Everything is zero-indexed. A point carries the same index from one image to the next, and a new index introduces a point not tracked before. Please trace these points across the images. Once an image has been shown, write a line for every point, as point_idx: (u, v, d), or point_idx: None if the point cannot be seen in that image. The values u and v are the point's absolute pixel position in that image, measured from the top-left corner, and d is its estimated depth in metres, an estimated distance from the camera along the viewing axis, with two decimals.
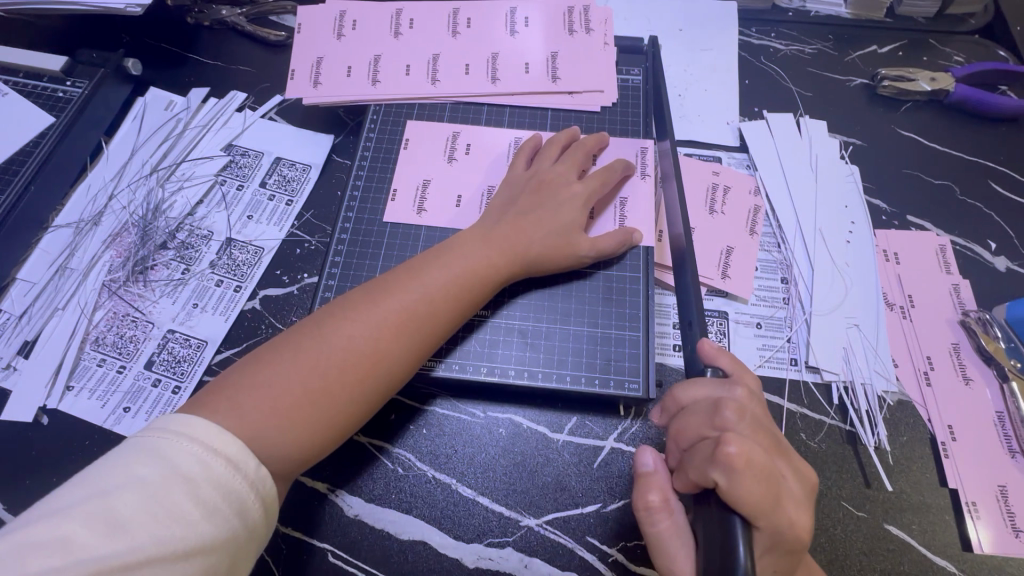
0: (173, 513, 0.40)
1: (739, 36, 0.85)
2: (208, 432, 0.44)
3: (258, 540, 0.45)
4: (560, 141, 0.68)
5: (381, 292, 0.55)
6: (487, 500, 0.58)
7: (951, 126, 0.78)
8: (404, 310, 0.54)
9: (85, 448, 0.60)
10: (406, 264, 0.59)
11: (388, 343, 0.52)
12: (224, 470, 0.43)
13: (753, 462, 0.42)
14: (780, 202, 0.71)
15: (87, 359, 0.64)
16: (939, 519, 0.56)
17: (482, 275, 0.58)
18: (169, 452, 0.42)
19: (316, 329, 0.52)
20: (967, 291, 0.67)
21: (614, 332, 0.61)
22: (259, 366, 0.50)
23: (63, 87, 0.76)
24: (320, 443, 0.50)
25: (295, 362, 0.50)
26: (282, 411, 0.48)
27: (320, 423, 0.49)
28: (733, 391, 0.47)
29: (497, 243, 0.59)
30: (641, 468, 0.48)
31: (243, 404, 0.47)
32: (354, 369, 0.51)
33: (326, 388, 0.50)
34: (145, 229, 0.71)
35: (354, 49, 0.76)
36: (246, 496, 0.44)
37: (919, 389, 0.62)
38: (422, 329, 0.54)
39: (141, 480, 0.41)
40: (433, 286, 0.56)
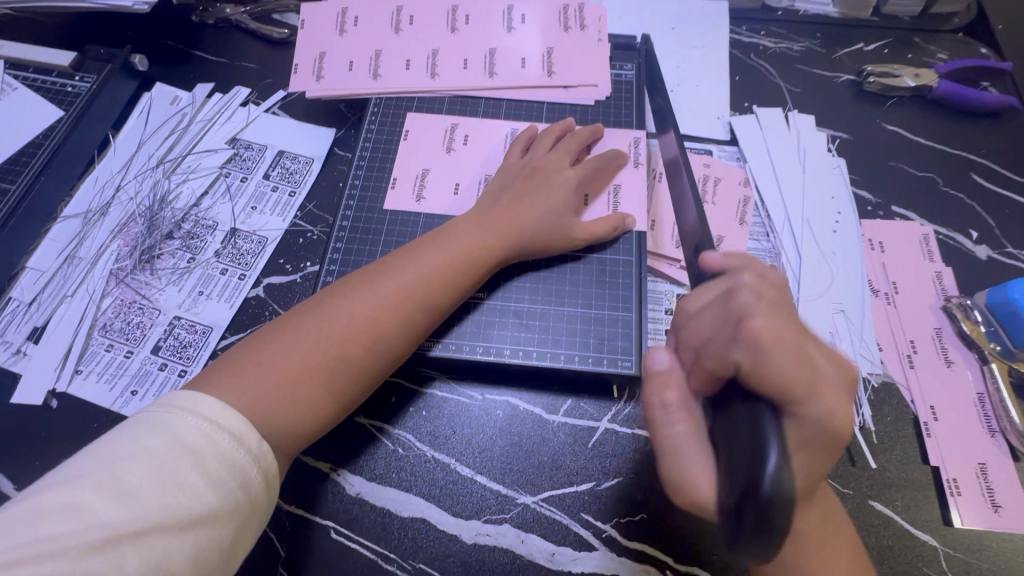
0: (180, 483, 0.42)
1: (729, 34, 0.87)
2: (211, 408, 0.46)
3: (260, 514, 0.47)
4: (555, 131, 0.70)
5: (377, 275, 0.57)
6: (485, 478, 0.60)
7: (935, 121, 0.80)
8: (400, 291, 0.56)
9: (93, 430, 0.62)
10: (401, 249, 0.61)
11: (385, 322, 0.55)
12: (228, 444, 0.45)
13: (783, 334, 0.38)
14: (768, 193, 0.74)
15: (95, 344, 0.66)
16: (921, 495, 0.58)
17: (476, 258, 0.60)
18: (175, 426, 0.44)
19: (316, 309, 0.55)
20: (949, 278, 0.69)
21: (607, 316, 0.63)
22: (262, 344, 0.52)
23: (71, 82, 0.78)
24: (320, 417, 0.52)
25: (296, 340, 0.52)
26: (284, 386, 0.50)
27: (319, 398, 0.52)
28: (740, 298, 0.41)
29: (488, 228, 0.61)
30: (654, 367, 0.44)
31: (247, 379, 0.49)
32: (353, 346, 0.53)
33: (326, 364, 0.52)
34: (151, 220, 0.73)
35: (356, 45, 0.78)
36: (248, 468, 0.45)
37: (903, 371, 0.64)
38: (417, 308, 0.57)
39: (149, 452, 0.42)
40: (427, 268, 0.58)
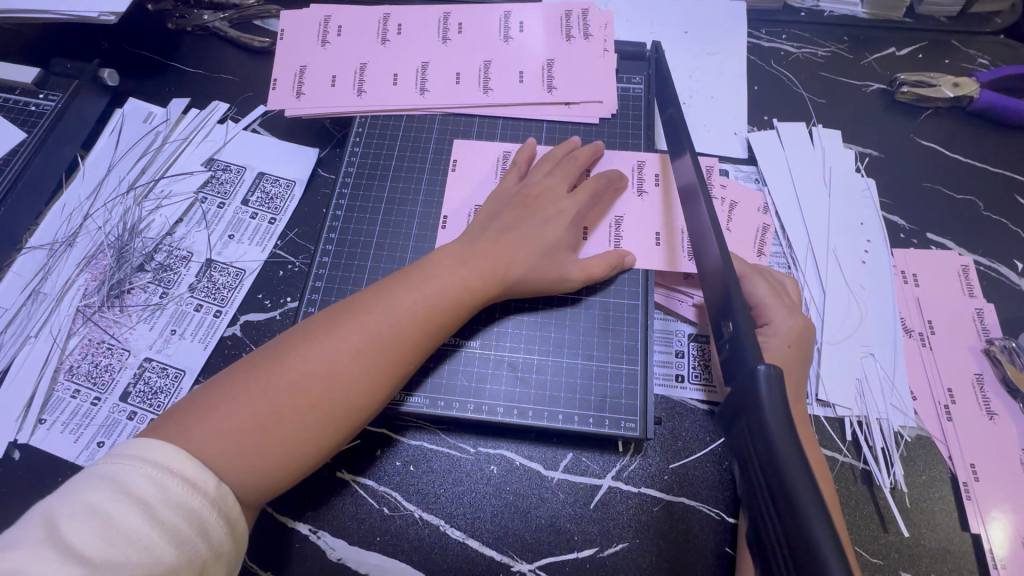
0: (130, 537, 0.37)
1: (748, 39, 0.80)
2: (164, 453, 0.41)
3: (226, 561, 0.41)
4: (556, 154, 0.64)
5: (353, 309, 0.51)
6: (476, 543, 0.55)
7: (975, 136, 0.73)
8: (368, 329, 0.50)
9: (57, 485, 0.57)
10: (375, 283, 0.55)
11: (352, 363, 0.49)
12: (182, 489, 0.40)
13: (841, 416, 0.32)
14: (789, 220, 0.67)
15: (60, 389, 0.62)
16: (958, 567, 0.53)
17: (461, 291, 0.54)
18: (121, 475, 0.39)
19: (281, 348, 0.49)
20: (991, 316, 0.62)
21: (611, 365, 0.58)
22: (221, 387, 0.46)
23: (36, 100, 0.73)
24: (279, 472, 0.45)
25: (257, 383, 0.46)
26: (238, 435, 0.44)
27: (279, 450, 0.45)
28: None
29: (473, 264, 0.55)
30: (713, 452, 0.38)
31: (198, 427, 0.43)
32: (318, 391, 0.47)
33: (287, 410, 0.46)
34: (121, 251, 0.68)
35: (339, 57, 0.72)
36: (209, 516, 0.40)
37: (940, 423, 0.58)
38: (389, 350, 0.50)
39: (93, 507, 0.37)
40: (403, 304, 0.52)
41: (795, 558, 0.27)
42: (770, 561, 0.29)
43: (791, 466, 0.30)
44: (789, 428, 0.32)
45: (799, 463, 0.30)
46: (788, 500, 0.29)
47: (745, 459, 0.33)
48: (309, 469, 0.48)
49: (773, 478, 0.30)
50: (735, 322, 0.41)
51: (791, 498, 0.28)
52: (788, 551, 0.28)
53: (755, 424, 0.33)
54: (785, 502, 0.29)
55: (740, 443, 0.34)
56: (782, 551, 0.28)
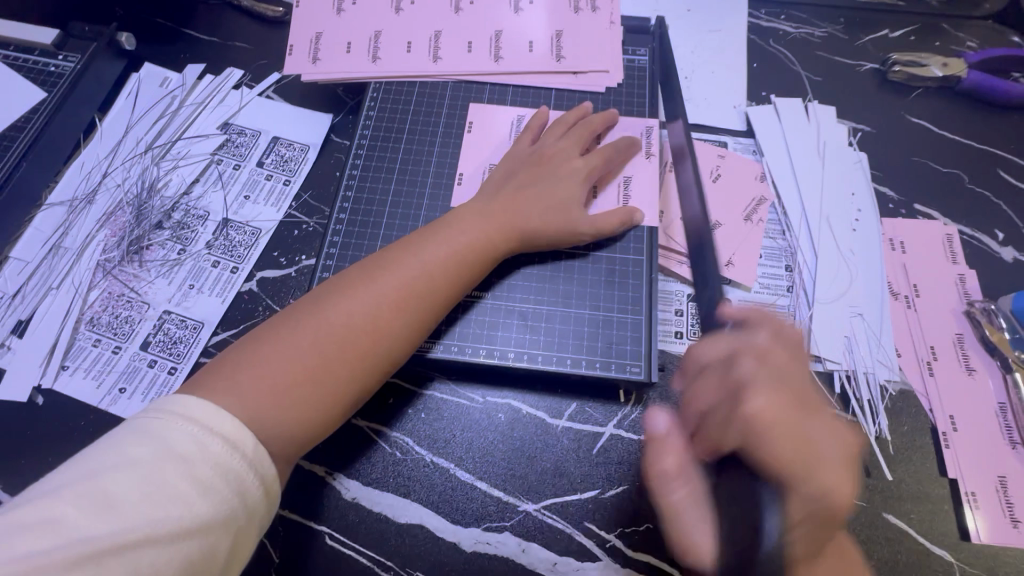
0: (170, 493, 0.39)
1: (748, 18, 0.83)
2: (204, 411, 0.43)
3: (259, 520, 0.44)
4: (569, 119, 0.67)
5: (379, 267, 0.54)
6: (485, 484, 0.58)
7: (961, 113, 0.76)
8: (397, 285, 0.53)
9: (81, 428, 0.59)
10: (399, 241, 0.57)
11: (383, 319, 0.51)
12: (221, 449, 0.42)
13: (776, 416, 0.45)
14: (785, 188, 0.70)
15: (82, 339, 0.64)
16: (937, 509, 0.56)
17: (480, 251, 0.57)
18: (162, 432, 0.41)
19: (316, 304, 0.51)
20: (972, 281, 0.66)
21: (616, 316, 0.61)
22: (260, 340, 0.49)
23: (54, 62, 0.74)
24: (317, 418, 0.48)
25: (301, 338, 0.49)
26: (287, 387, 0.47)
27: (319, 398, 0.48)
28: (755, 339, 0.51)
29: (490, 220, 0.58)
30: (653, 429, 0.52)
31: (244, 376, 0.46)
32: (356, 345, 0.50)
33: (332, 364, 0.49)
34: (139, 209, 0.70)
35: (354, 25, 0.74)
36: (243, 474, 0.43)
37: (922, 379, 0.61)
38: (420, 304, 0.53)
39: (136, 461, 0.40)
40: (430, 262, 0.54)
41: None
42: None
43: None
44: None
45: None
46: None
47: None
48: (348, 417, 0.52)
49: None
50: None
51: None
52: None
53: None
54: None
55: None
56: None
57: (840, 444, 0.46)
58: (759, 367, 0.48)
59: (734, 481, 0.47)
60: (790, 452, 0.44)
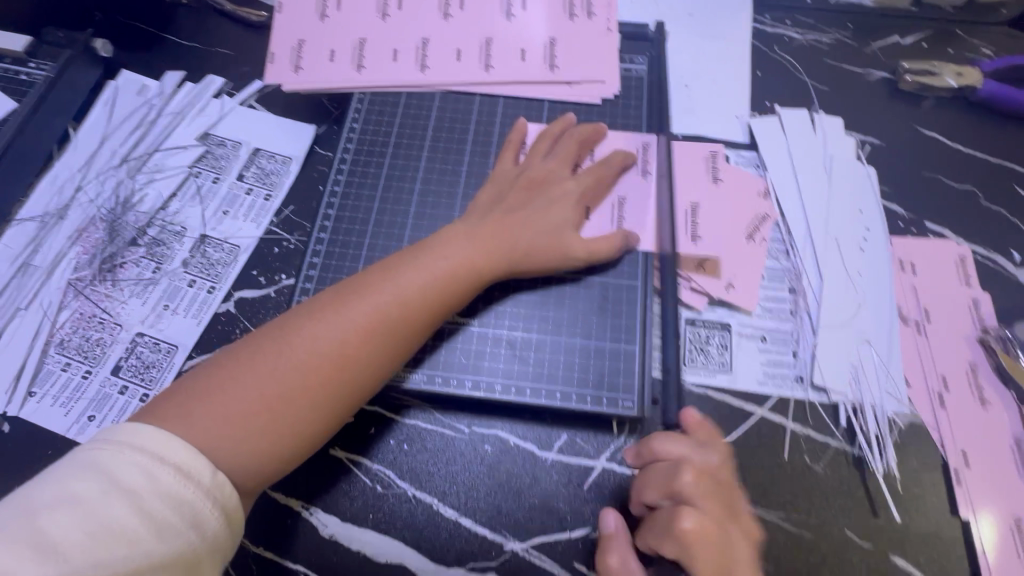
0: (120, 530, 0.37)
1: (752, 23, 0.79)
2: (157, 441, 0.41)
3: (219, 551, 0.42)
4: (553, 133, 0.64)
5: (352, 292, 0.51)
6: (469, 521, 0.55)
7: (977, 126, 0.72)
8: (372, 313, 0.50)
9: (46, 458, 0.57)
10: (380, 262, 0.54)
11: (357, 348, 0.48)
12: (174, 480, 0.40)
13: (704, 535, 0.47)
14: (789, 206, 0.67)
15: (50, 363, 0.61)
16: (948, 551, 0.53)
17: (461, 277, 0.54)
18: (111, 464, 0.39)
19: (284, 330, 0.49)
20: (987, 305, 0.62)
21: (610, 343, 0.58)
22: (222, 370, 0.46)
23: (27, 70, 0.71)
24: (283, 452, 0.46)
25: (262, 366, 0.46)
26: (245, 419, 0.44)
27: (285, 433, 0.46)
28: (706, 456, 0.51)
29: (469, 242, 0.55)
30: (606, 529, 0.52)
31: (204, 411, 0.44)
32: (323, 375, 0.47)
33: (295, 395, 0.46)
34: (113, 225, 0.67)
35: (339, 31, 0.70)
36: (199, 505, 0.41)
37: (933, 410, 0.58)
38: (394, 333, 0.50)
39: (82, 497, 0.38)
40: (407, 287, 0.51)
41: None
42: None
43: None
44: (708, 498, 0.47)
45: None
46: None
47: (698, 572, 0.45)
48: (314, 448, 0.49)
49: None
50: None
51: None
52: None
53: None
54: None
55: None
56: None
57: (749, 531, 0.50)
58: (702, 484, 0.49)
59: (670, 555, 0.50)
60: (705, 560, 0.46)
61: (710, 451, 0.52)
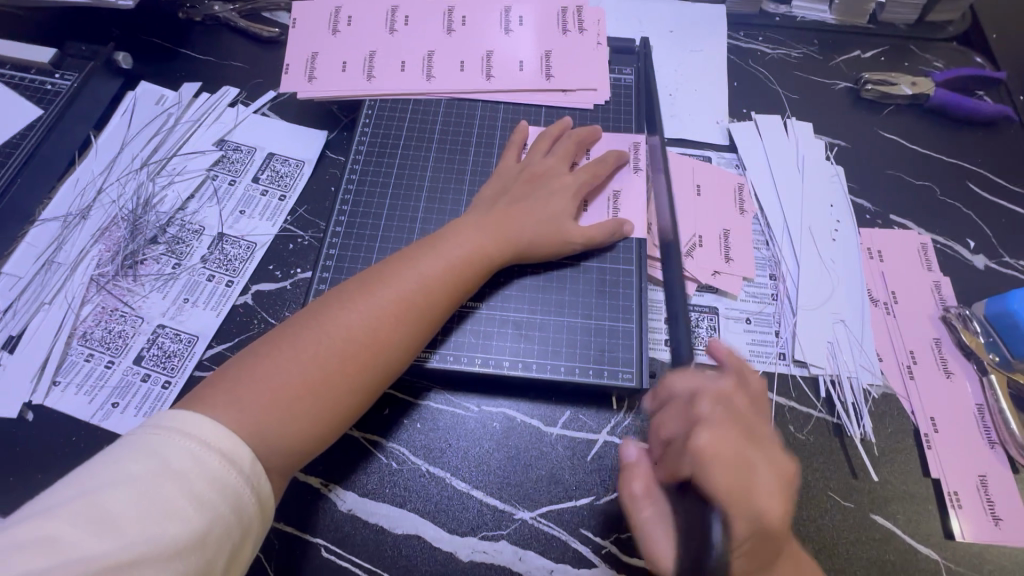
0: (167, 509, 0.39)
1: (727, 39, 0.87)
2: (202, 427, 0.43)
3: (254, 535, 0.44)
4: (551, 134, 0.69)
5: (378, 280, 0.55)
6: (481, 493, 0.58)
7: (932, 129, 0.80)
8: (399, 298, 0.54)
9: (71, 443, 0.59)
10: (398, 254, 0.58)
11: (387, 331, 0.52)
12: (218, 465, 0.42)
13: (722, 451, 0.46)
14: (767, 201, 0.73)
15: (74, 353, 0.63)
16: (922, 508, 0.58)
17: (475, 264, 0.58)
18: (160, 447, 0.41)
19: (317, 318, 0.52)
20: (947, 287, 0.69)
21: (608, 322, 0.63)
22: (261, 355, 0.49)
23: (52, 80, 0.75)
24: (324, 429, 0.49)
25: (301, 351, 0.50)
26: (290, 399, 0.48)
27: (326, 412, 0.49)
28: (719, 381, 0.53)
29: (481, 233, 0.60)
30: (625, 459, 0.54)
31: (249, 393, 0.47)
32: (357, 357, 0.51)
33: (331, 375, 0.49)
34: (135, 224, 0.71)
35: (350, 44, 0.76)
36: (240, 489, 0.42)
37: (903, 381, 0.63)
38: (420, 316, 0.54)
39: (132, 478, 0.40)
40: (430, 274, 0.56)
41: None
42: None
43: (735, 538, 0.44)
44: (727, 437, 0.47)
45: None
46: None
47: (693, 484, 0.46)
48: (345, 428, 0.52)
49: None
50: None
51: None
52: None
53: None
54: None
55: None
56: None
57: (776, 460, 0.48)
58: (717, 409, 0.49)
59: (687, 505, 0.47)
60: (728, 485, 0.45)
61: (728, 376, 0.54)
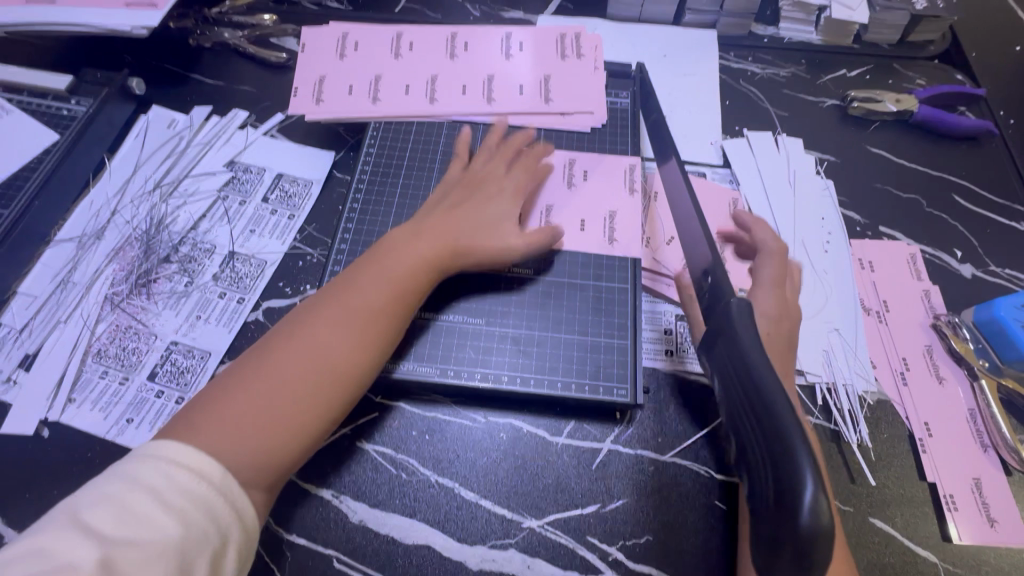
0: (144, 521, 0.41)
1: (718, 61, 0.90)
2: (172, 448, 0.45)
3: (237, 540, 0.44)
4: (530, 154, 0.72)
5: (322, 302, 0.57)
6: (489, 502, 0.59)
7: (917, 144, 0.83)
8: (345, 314, 0.56)
9: (87, 460, 0.60)
10: (341, 276, 0.60)
11: (337, 344, 0.54)
12: (189, 478, 0.44)
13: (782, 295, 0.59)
14: (761, 214, 0.76)
15: (89, 371, 0.65)
16: (919, 511, 0.59)
17: (415, 271, 0.60)
18: (134, 468, 0.43)
19: (267, 346, 0.54)
20: (937, 296, 0.71)
21: (604, 339, 0.65)
22: (216, 390, 0.51)
23: (67, 106, 0.78)
24: (292, 446, 0.50)
25: (257, 377, 0.51)
26: (252, 422, 0.49)
27: (292, 429, 0.50)
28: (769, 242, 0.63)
29: (420, 244, 0.62)
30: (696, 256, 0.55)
31: (207, 423, 0.48)
32: (316, 375, 0.52)
33: (302, 385, 0.52)
34: (148, 243, 0.73)
35: (355, 69, 0.79)
36: (213, 499, 0.44)
37: (897, 387, 0.65)
38: (366, 327, 0.56)
39: (111, 495, 0.42)
40: (371, 287, 0.58)
41: (770, 453, 0.34)
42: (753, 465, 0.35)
43: (788, 423, 0.34)
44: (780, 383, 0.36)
45: (772, 378, 0.37)
46: (773, 427, 0.34)
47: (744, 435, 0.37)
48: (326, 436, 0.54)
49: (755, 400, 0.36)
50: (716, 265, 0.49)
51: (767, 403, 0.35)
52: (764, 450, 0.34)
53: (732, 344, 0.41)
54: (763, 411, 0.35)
55: (722, 362, 0.41)
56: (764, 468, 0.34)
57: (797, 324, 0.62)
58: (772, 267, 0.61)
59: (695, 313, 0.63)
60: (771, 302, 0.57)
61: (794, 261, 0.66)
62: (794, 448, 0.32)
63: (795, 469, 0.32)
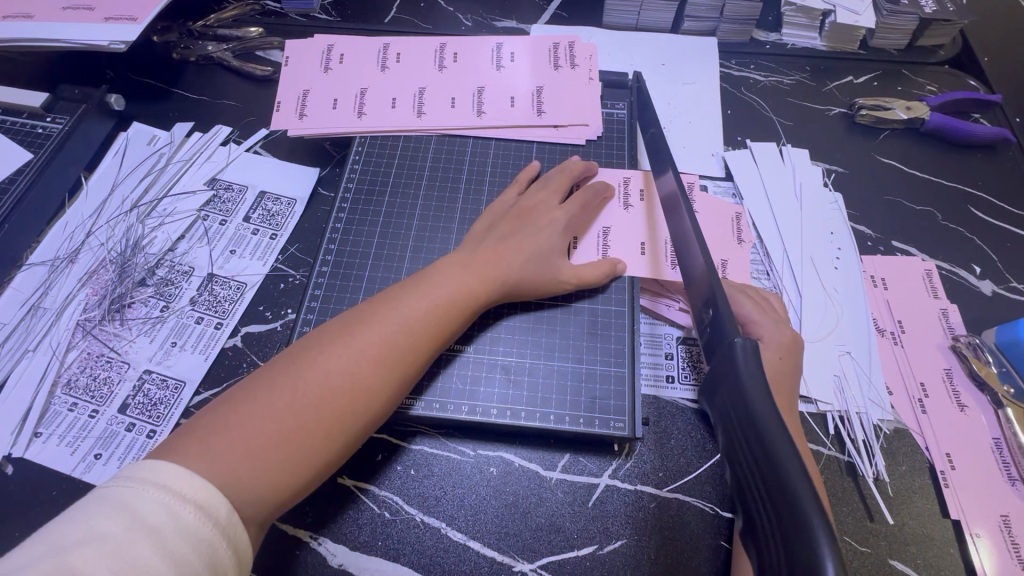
0: (138, 569, 0.36)
1: (719, 68, 0.87)
2: (175, 476, 0.41)
3: None
4: (522, 180, 0.69)
5: (358, 323, 0.53)
6: (478, 544, 0.55)
7: (929, 153, 0.79)
8: (377, 342, 0.52)
9: (50, 500, 0.56)
10: (380, 294, 0.57)
11: (365, 376, 0.50)
12: (194, 518, 0.39)
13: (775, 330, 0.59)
14: (766, 230, 0.72)
15: (57, 403, 0.61)
16: (943, 552, 0.55)
17: (458, 303, 0.57)
18: (131, 501, 0.39)
19: (293, 362, 0.50)
20: (955, 315, 0.67)
21: (601, 368, 0.61)
22: (233, 402, 0.47)
23: (43, 124, 0.75)
24: (301, 480, 0.46)
25: (277, 397, 0.47)
26: (264, 449, 0.45)
27: (303, 462, 0.46)
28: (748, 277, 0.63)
29: (471, 273, 0.58)
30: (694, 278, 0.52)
31: (219, 440, 0.44)
32: (336, 404, 0.48)
33: (308, 426, 0.47)
34: (123, 265, 0.69)
35: (340, 83, 0.76)
36: (216, 543, 0.40)
37: (915, 415, 0.61)
38: (399, 361, 0.52)
39: (103, 535, 0.37)
40: (409, 315, 0.54)
41: (780, 521, 0.30)
42: (761, 531, 0.31)
43: (796, 483, 0.30)
44: (785, 433, 0.33)
45: (777, 428, 0.33)
46: (781, 486, 0.30)
47: (747, 496, 0.33)
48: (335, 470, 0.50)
49: (759, 454, 0.32)
50: (717, 302, 0.46)
51: (772, 460, 0.31)
52: (773, 515, 0.30)
53: (734, 390, 0.37)
54: (768, 471, 0.31)
55: (723, 409, 0.37)
56: (775, 537, 0.30)
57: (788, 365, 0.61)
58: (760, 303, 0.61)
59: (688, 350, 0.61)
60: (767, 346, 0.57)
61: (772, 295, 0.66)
62: (806, 515, 0.28)
63: (809, 538, 0.28)
